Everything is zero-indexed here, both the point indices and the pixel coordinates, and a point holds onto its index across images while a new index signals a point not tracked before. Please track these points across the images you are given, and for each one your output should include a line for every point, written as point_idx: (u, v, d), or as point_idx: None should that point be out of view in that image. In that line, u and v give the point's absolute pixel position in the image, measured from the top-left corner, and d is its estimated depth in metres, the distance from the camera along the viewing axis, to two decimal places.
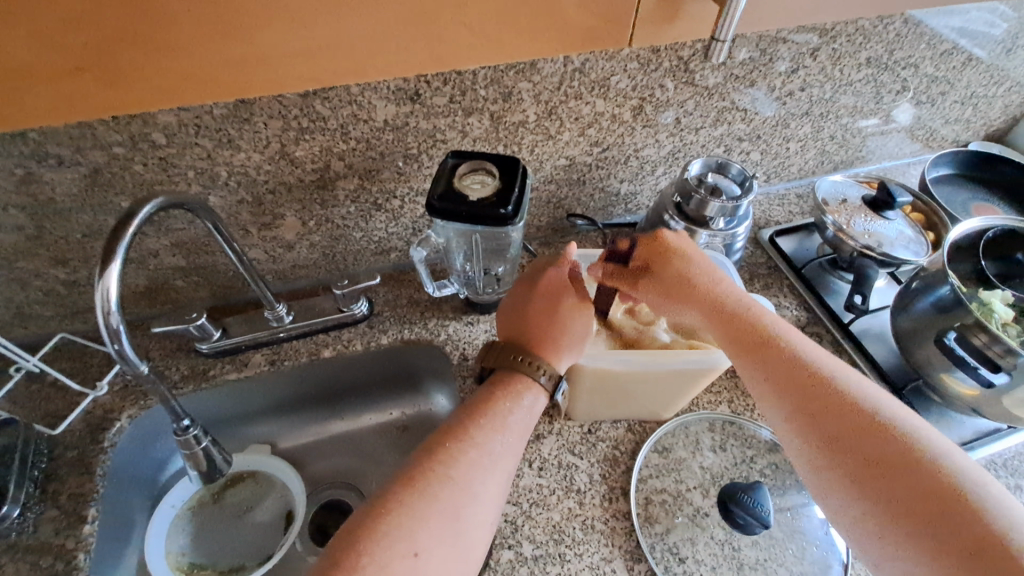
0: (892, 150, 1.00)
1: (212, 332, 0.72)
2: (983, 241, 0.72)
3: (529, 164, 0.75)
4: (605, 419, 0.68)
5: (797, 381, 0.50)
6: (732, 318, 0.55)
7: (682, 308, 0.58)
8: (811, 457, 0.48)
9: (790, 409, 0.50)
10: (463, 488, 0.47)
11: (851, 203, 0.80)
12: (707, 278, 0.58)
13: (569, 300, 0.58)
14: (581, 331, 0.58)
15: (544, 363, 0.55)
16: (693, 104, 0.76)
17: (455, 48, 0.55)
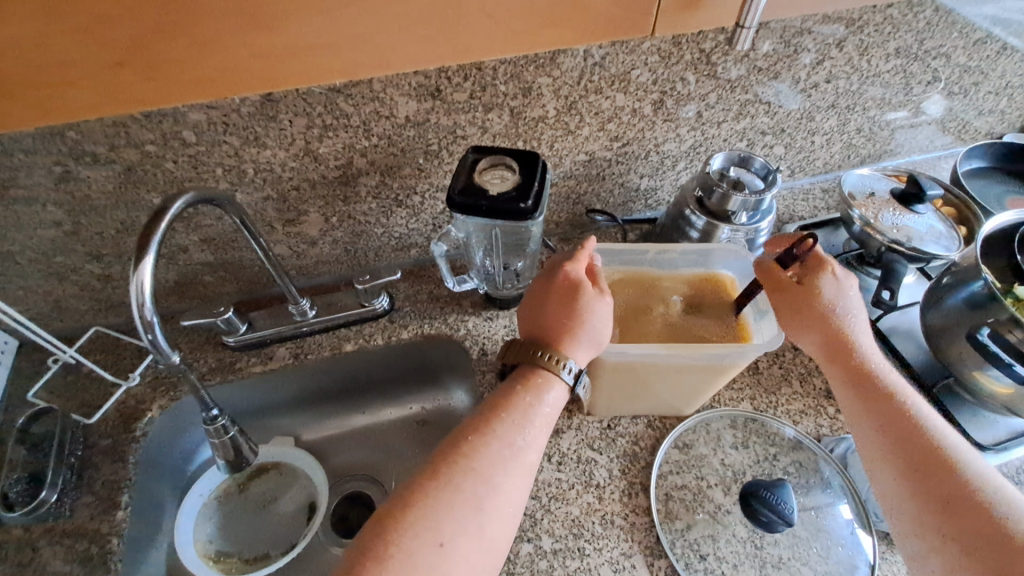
0: (923, 143, 0.98)
1: (239, 325, 0.74)
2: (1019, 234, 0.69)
3: (548, 159, 0.76)
4: (625, 415, 0.67)
5: (898, 425, 0.52)
6: (855, 369, 0.57)
7: (806, 324, 0.60)
8: (880, 464, 0.52)
9: (877, 445, 0.53)
10: (486, 481, 0.47)
11: (879, 197, 0.78)
12: (851, 319, 0.59)
13: (586, 293, 0.57)
14: (601, 324, 0.57)
15: (562, 356, 0.55)
16: (715, 97, 0.75)
17: (472, 39, 0.54)
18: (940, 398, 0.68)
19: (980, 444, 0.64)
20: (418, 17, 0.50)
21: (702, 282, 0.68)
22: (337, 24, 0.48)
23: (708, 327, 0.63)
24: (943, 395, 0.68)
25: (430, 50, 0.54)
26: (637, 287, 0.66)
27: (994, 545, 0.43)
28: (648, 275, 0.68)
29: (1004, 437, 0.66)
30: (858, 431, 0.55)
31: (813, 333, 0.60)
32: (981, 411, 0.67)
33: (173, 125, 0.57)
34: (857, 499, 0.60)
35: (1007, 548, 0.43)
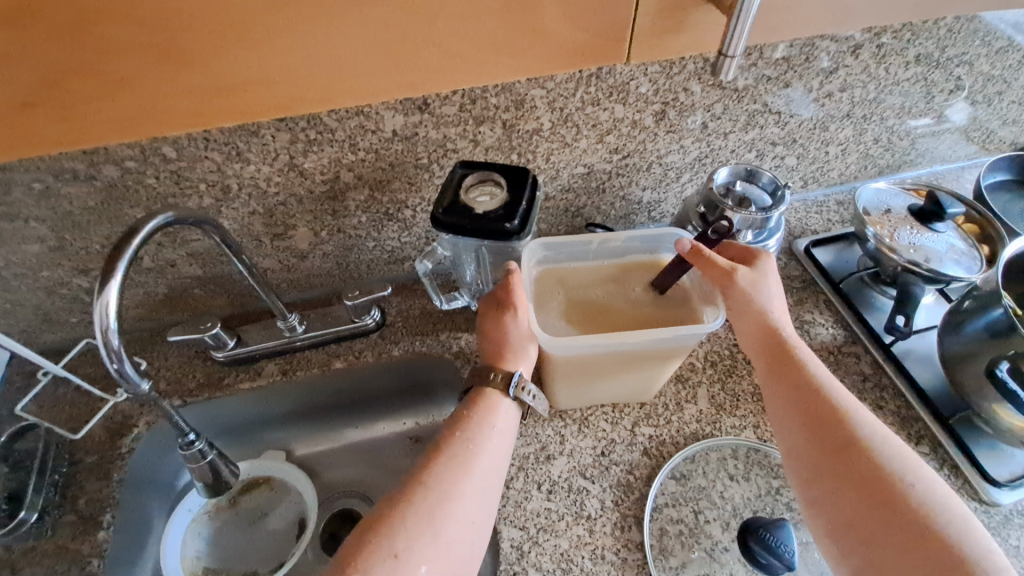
0: (944, 153, 0.92)
1: (227, 341, 0.73)
2: None
3: (545, 172, 0.73)
4: (619, 441, 0.64)
5: (823, 415, 0.52)
6: (781, 356, 0.56)
7: (738, 309, 0.58)
8: (793, 441, 0.53)
9: (801, 437, 0.52)
10: (435, 489, 0.48)
11: (895, 213, 0.73)
12: (778, 304, 0.59)
13: (503, 304, 0.58)
14: (523, 327, 0.58)
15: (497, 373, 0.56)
16: (721, 107, 0.71)
17: (419, 71, 0.55)
18: (956, 430, 0.63)
19: (995, 480, 0.60)
20: (373, 49, 0.52)
21: (651, 269, 0.62)
22: (279, 60, 0.50)
23: (657, 310, 0.59)
24: (960, 427, 0.64)
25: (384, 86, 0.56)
26: (584, 284, 0.61)
27: (892, 522, 0.45)
28: (595, 268, 0.62)
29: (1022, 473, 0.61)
30: (781, 425, 0.54)
31: (737, 317, 0.59)
32: (999, 444, 0.63)
33: (153, 141, 0.56)
34: None
35: (902, 525, 0.45)
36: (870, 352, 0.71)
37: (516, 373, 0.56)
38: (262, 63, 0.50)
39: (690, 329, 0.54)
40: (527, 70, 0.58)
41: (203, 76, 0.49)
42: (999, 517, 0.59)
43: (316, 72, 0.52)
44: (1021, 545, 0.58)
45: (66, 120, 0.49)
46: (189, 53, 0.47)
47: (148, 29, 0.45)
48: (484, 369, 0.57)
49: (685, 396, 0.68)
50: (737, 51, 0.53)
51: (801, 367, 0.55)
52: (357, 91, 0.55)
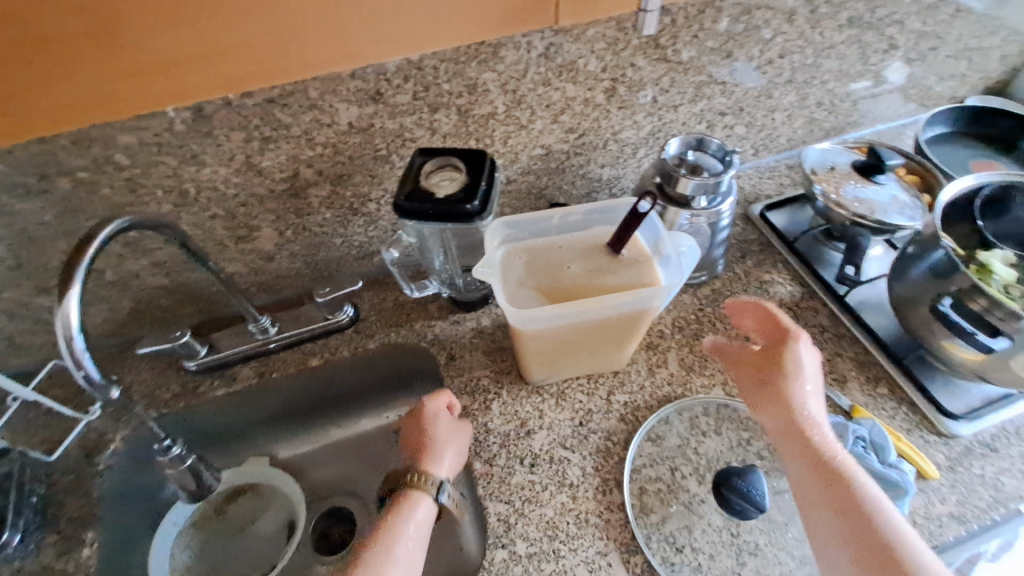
0: (886, 112, 0.96)
1: (199, 349, 0.73)
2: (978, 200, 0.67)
3: (504, 156, 0.74)
4: (596, 410, 0.66)
5: (842, 506, 0.50)
6: (804, 446, 0.54)
7: (768, 400, 0.58)
8: (809, 502, 0.52)
9: (814, 501, 0.51)
10: (377, 556, 0.51)
11: (840, 170, 0.76)
12: (812, 392, 0.57)
13: (420, 412, 0.62)
14: (459, 440, 0.61)
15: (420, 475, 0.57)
16: (669, 81, 0.74)
17: (363, 42, 0.57)
18: (912, 369, 0.67)
19: (955, 413, 0.62)
20: (311, 20, 0.53)
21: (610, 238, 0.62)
22: (213, 34, 0.51)
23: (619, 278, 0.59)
24: (914, 366, 0.67)
25: (330, 59, 0.57)
26: (546, 258, 0.61)
27: None
28: (556, 242, 0.62)
29: (977, 405, 0.64)
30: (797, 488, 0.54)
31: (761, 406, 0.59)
32: (953, 380, 0.66)
33: (104, 149, 0.56)
34: None
35: None
36: (827, 305, 0.75)
37: (444, 483, 0.57)
38: (207, 39, 0.51)
39: (652, 292, 0.55)
40: (465, 38, 0.60)
41: (139, 58, 0.50)
42: (958, 447, 0.62)
43: (256, 47, 0.53)
44: (985, 473, 0.60)
45: (2, 114, 0.50)
46: (125, 36, 0.48)
47: (76, 16, 0.46)
48: (403, 471, 0.57)
49: (655, 361, 0.70)
50: (654, 6, 0.60)
51: (823, 453, 0.53)
52: (299, 64, 0.56)
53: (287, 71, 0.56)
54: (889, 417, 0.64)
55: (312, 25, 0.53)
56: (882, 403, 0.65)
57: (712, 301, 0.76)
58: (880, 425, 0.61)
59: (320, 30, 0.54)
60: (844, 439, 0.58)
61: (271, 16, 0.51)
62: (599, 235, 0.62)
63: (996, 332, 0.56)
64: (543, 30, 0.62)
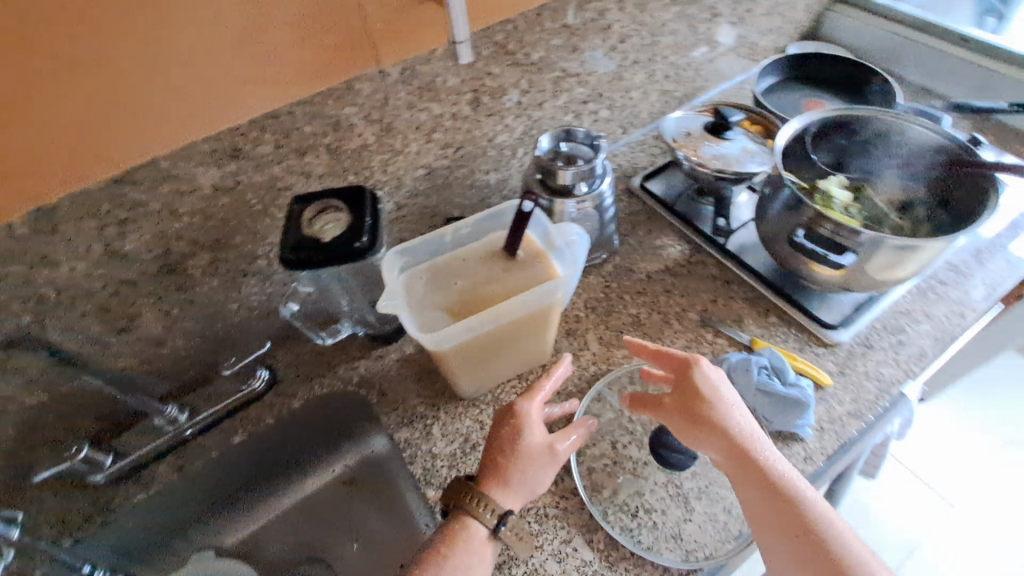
0: (727, 72, 1.04)
1: (103, 459, 0.67)
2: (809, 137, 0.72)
3: (388, 183, 0.74)
4: (533, 407, 0.68)
5: (800, 537, 0.51)
6: (756, 481, 0.53)
7: (710, 443, 0.56)
8: (769, 535, 0.52)
9: (773, 535, 0.52)
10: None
11: (695, 133, 0.83)
12: (745, 426, 0.56)
13: (504, 420, 0.59)
14: (539, 474, 0.57)
15: (482, 495, 0.55)
16: (527, 82, 0.78)
17: (200, 114, 0.61)
18: (792, 294, 0.75)
19: (831, 324, 0.71)
20: (143, 104, 0.57)
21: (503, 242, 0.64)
22: (44, 137, 0.54)
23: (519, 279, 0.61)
24: (793, 291, 0.75)
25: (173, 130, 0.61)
26: (447, 276, 0.62)
27: None
28: (453, 258, 0.63)
29: (849, 312, 0.72)
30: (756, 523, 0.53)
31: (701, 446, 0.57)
32: (827, 295, 0.74)
33: None
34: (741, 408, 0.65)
35: None
36: (713, 256, 0.82)
37: (509, 517, 0.54)
38: (44, 141, 0.55)
39: (550, 285, 0.58)
40: (293, 91, 0.65)
41: None
42: (842, 352, 0.70)
43: (100, 141, 0.58)
44: (868, 369, 0.68)
45: None
46: None
47: None
48: (464, 485, 0.56)
49: (578, 345, 0.74)
50: (463, 38, 0.68)
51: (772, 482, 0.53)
52: (141, 146, 0.60)
53: (132, 152, 0.61)
54: (783, 342, 0.72)
55: (145, 109, 0.58)
56: (775, 332, 0.73)
57: (616, 276, 0.81)
58: (776, 351, 0.69)
59: (155, 112, 0.59)
60: (751, 370, 0.64)
61: (100, 110, 0.56)
62: (493, 241, 0.64)
63: (844, 250, 0.65)
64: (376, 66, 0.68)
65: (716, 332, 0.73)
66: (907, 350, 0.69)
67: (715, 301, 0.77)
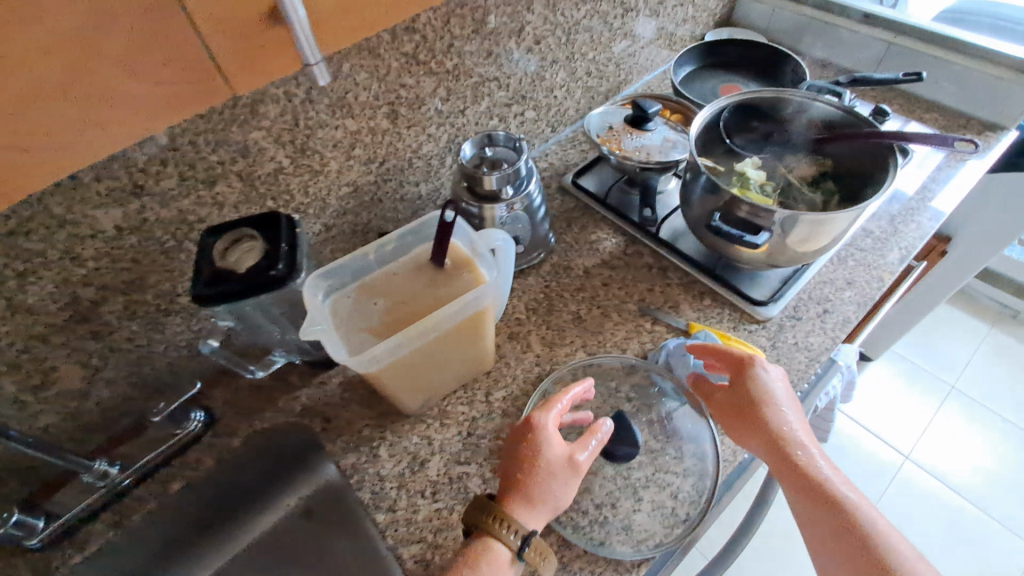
0: (647, 64, 1.06)
1: (36, 523, 0.62)
2: (722, 123, 0.74)
3: (312, 205, 0.72)
4: (480, 415, 0.68)
5: (841, 534, 0.51)
6: (800, 477, 0.55)
7: (753, 438, 0.58)
8: (811, 531, 0.53)
9: (817, 531, 0.53)
10: None
11: (617, 127, 0.84)
12: (793, 423, 0.58)
13: (524, 432, 0.58)
14: (563, 488, 0.56)
15: (506, 518, 0.53)
16: (445, 90, 0.76)
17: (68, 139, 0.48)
18: (724, 275, 0.77)
19: (761, 300, 0.73)
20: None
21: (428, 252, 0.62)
22: None
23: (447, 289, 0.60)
24: (725, 272, 0.77)
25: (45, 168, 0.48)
26: (371, 293, 0.59)
27: None
28: (377, 275, 0.61)
29: (777, 288, 0.75)
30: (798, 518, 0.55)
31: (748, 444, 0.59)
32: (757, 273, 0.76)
33: None
34: (687, 395, 0.66)
35: None
36: (647, 245, 0.83)
37: (533, 536, 0.53)
38: None
39: (476, 291, 0.57)
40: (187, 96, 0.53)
41: None
42: (773, 326, 0.72)
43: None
44: (797, 340, 0.70)
45: None
46: None
47: None
48: (485, 508, 0.54)
49: (521, 348, 0.74)
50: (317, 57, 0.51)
51: (815, 482, 0.54)
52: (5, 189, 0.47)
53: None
54: (718, 323, 0.73)
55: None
56: (710, 314, 0.74)
57: (555, 275, 0.81)
58: (710, 332, 0.71)
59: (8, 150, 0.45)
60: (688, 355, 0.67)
61: None
62: (418, 253, 0.62)
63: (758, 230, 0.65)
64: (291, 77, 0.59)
65: (654, 320, 0.75)
66: (831, 318, 0.72)
67: (652, 289, 0.78)
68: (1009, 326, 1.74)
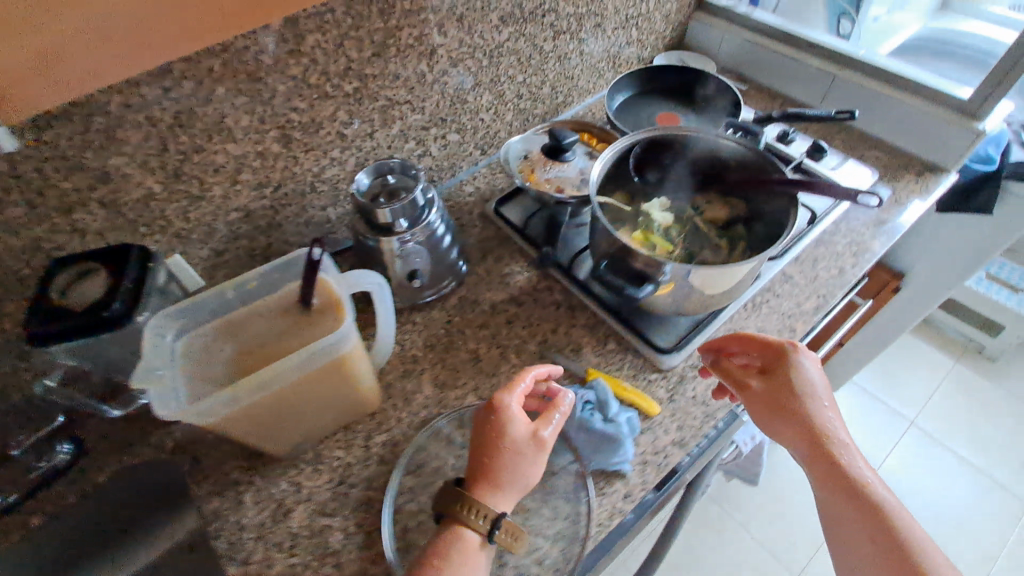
0: (587, 86, 1.02)
1: None
2: (630, 160, 0.69)
3: (196, 229, 0.68)
4: (355, 461, 0.65)
5: (861, 517, 0.52)
6: (826, 462, 0.55)
7: (782, 427, 0.58)
8: (834, 515, 0.54)
9: (840, 513, 0.53)
10: None
11: (533, 155, 0.79)
12: (829, 410, 0.57)
13: (490, 416, 0.56)
14: (528, 469, 0.55)
15: (477, 505, 0.52)
16: (346, 114, 0.71)
17: None
18: (631, 318, 0.73)
19: (665, 348, 0.69)
20: None
21: (293, 293, 0.58)
22: None
23: (305, 334, 0.56)
24: (632, 314, 0.73)
25: None
26: (223, 336, 0.56)
27: None
28: (234, 316, 0.57)
29: (683, 334, 0.71)
30: (823, 504, 0.55)
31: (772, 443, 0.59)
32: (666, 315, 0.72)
33: None
34: (574, 451, 0.62)
35: None
36: (560, 280, 0.79)
37: (501, 520, 0.52)
38: None
39: (320, 343, 0.53)
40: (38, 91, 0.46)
41: None
42: (674, 377, 0.68)
43: None
44: (696, 394, 0.67)
45: None
46: None
47: None
48: (453, 497, 0.53)
49: (411, 389, 0.70)
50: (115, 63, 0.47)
51: (857, 485, 0.54)
52: None
53: None
54: (618, 370, 0.70)
55: None
56: (611, 360, 0.71)
57: (460, 309, 0.78)
58: (605, 382, 0.67)
59: None
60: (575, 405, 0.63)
61: None
62: (283, 293, 0.58)
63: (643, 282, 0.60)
64: (159, 98, 0.55)
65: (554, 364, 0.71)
66: None
67: (557, 330, 0.74)
68: (975, 360, 1.73)
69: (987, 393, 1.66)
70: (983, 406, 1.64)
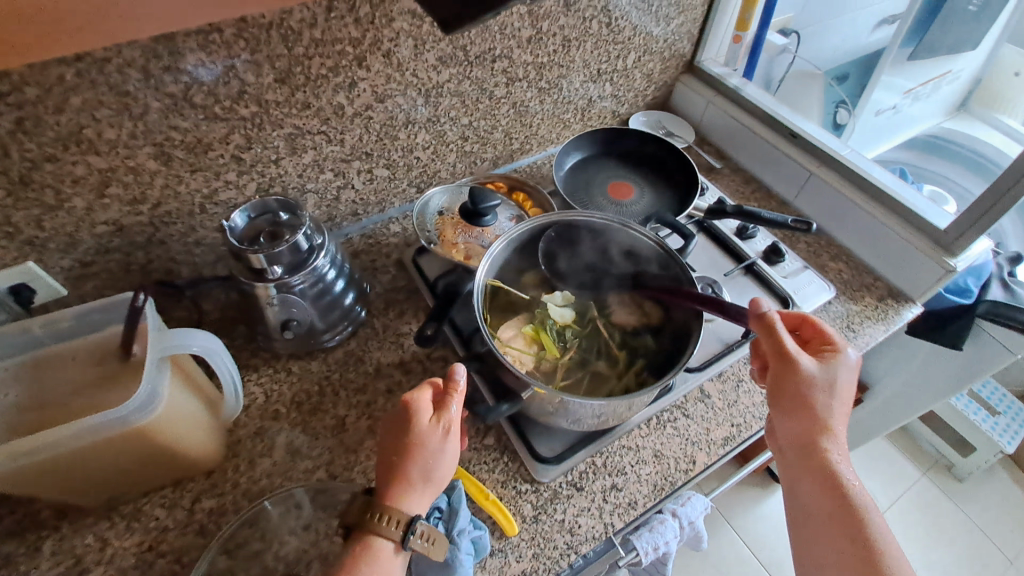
0: (548, 137, 0.94)
1: None
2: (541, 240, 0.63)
3: (54, 238, 0.60)
4: (172, 526, 0.57)
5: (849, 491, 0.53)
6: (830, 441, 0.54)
7: (797, 397, 0.56)
8: (814, 485, 0.54)
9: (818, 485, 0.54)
10: None
11: (448, 214, 0.74)
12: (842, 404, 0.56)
13: (399, 418, 0.48)
14: (446, 466, 0.48)
15: (389, 512, 0.45)
16: (243, 138, 0.64)
17: None
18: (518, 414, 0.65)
19: (544, 457, 0.61)
20: None
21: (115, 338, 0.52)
22: None
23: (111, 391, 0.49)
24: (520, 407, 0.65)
25: None
26: (19, 379, 0.49)
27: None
28: (40, 356, 0.50)
29: (569, 443, 0.63)
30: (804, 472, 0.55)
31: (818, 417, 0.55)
32: None
33: None
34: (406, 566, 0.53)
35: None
36: (457, 352, 0.71)
37: (417, 523, 0.45)
38: None
39: (104, 414, 0.46)
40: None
41: None
42: (545, 493, 0.61)
43: None
44: (565, 518, 0.59)
45: None
46: None
47: None
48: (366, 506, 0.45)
49: (259, 451, 0.63)
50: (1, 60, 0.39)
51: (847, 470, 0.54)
52: None
53: None
54: (487, 472, 0.61)
55: None
56: (485, 456, 0.63)
57: (342, 366, 0.70)
58: (465, 485, 0.59)
59: None
60: None
61: None
62: (104, 337, 0.52)
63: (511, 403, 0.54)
64: None
65: None
66: (615, 497, 0.61)
67: None
68: (941, 477, 1.62)
69: (947, 515, 1.55)
70: (942, 529, 1.52)
